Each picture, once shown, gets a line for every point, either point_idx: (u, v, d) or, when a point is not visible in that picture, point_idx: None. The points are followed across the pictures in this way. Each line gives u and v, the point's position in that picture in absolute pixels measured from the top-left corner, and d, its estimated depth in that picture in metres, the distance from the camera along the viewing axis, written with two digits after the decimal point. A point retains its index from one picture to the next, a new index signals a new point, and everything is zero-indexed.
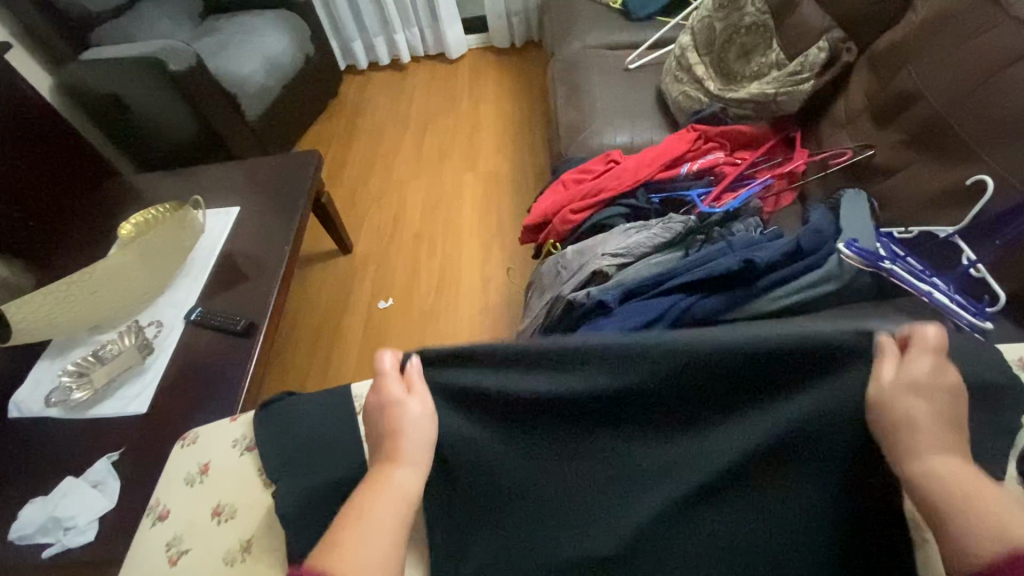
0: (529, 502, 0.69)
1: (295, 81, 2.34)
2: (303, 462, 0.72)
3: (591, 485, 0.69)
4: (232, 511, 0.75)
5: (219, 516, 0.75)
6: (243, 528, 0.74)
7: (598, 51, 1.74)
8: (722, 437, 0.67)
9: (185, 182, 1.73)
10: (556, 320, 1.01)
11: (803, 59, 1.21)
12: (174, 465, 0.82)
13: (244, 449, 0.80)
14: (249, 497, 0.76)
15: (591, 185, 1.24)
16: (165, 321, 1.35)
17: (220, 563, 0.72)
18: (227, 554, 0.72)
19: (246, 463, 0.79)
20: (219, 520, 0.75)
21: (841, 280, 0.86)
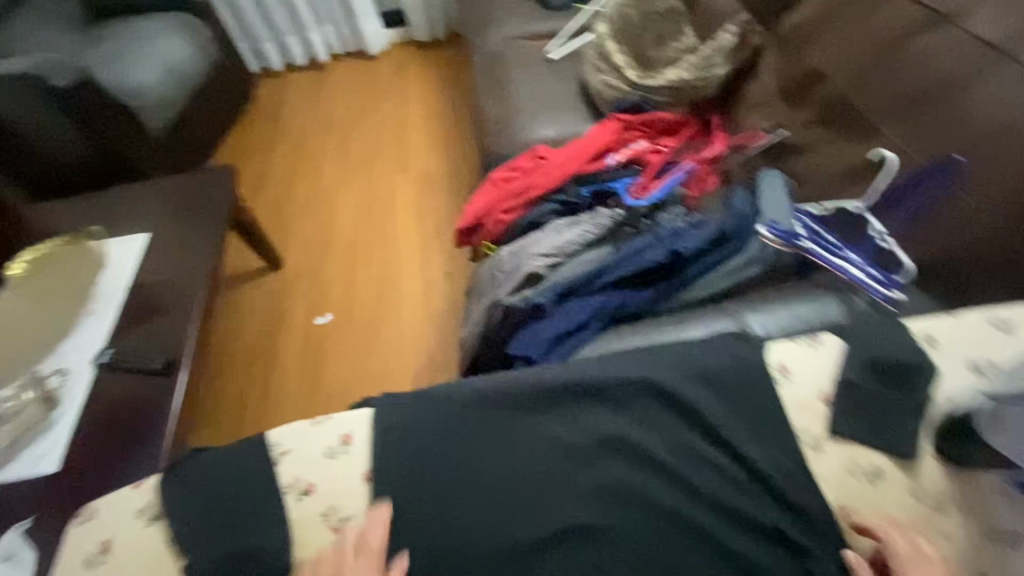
0: (478, 492, 0.67)
1: (202, 89, 2.18)
2: (230, 519, 0.66)
3: (536, 471, 0.67)
4: None
5: None
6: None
7: (518, 42, 1.71)
8: (656, 412, 0.69)
9: (84, 208, 1.57)
10: (495, 326, 0.98)
11: (714, 44, 1.24)
12: (68, 546, 0.68)
13: (151, 517, 0.67)
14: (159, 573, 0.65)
15: (520, 183, 1.22)
16: (72, 367, 1.22)
17: None
18: None
19: (156, 534, 0.67)
20: None
21: (764, 263, 0.91)
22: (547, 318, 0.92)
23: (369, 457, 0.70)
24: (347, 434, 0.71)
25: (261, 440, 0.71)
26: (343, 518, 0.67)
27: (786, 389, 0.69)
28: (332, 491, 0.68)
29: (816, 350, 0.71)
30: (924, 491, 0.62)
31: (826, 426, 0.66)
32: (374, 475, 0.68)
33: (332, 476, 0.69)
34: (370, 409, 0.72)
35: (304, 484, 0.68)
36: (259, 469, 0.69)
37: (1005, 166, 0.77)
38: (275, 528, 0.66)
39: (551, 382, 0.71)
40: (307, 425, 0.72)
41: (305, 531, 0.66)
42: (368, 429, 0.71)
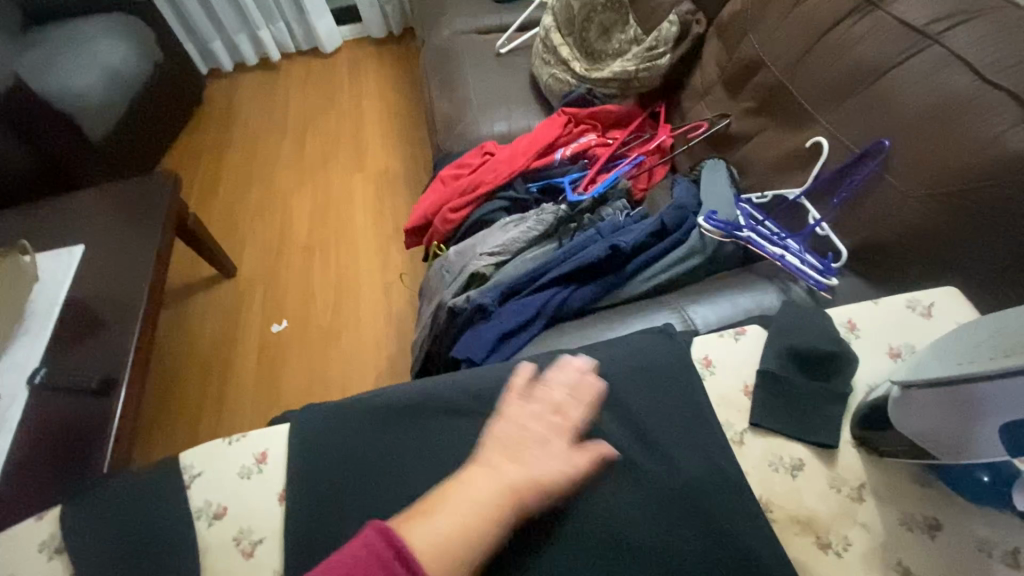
0: (401, 502, 0.63)
1: (146, 91, 2.09)
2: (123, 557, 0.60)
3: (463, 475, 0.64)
4: None
5: None
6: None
7: (469, 37, 1.68)
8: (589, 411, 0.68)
9: (14, 222, 1.50)
10: (442, 328, 0.96)
11: (657, 34, 1.22)
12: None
13: (52, 551, 0.62)
14: None
15: (468, 181, 1.20)
16: (2, 389, 1.16)
17: None
18: None
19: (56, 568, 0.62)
20: None
21: (705, 252, 0.90)
22: (490, 318, 0.91)
23: (285, 475, 0.67)
24: (262, 453, 0.68)
25: (170, 466, 0.68)
26: (255, 540, 0.63)
27: (711, 382, 0.71)
28: (244, 513, 0.65)
29: (738, 343, 0.73)
30: (845, 479, 0.63)
31: (747, 419, 0.67)
32: (288, 494, 0.65)
33: (244, 498, 0.65)
34: (287, 425, 0.71)
35: (215, 506, 0.65)
36: (164, 495, 0.65)
37: (927, 152, 0.79)
38: (180, 555, 0.61)
39: (483, 386, 0.71)
40: (221, 445, 0.70)
41: (213, 556, 0.62)
42: (286, 446, 0.69)
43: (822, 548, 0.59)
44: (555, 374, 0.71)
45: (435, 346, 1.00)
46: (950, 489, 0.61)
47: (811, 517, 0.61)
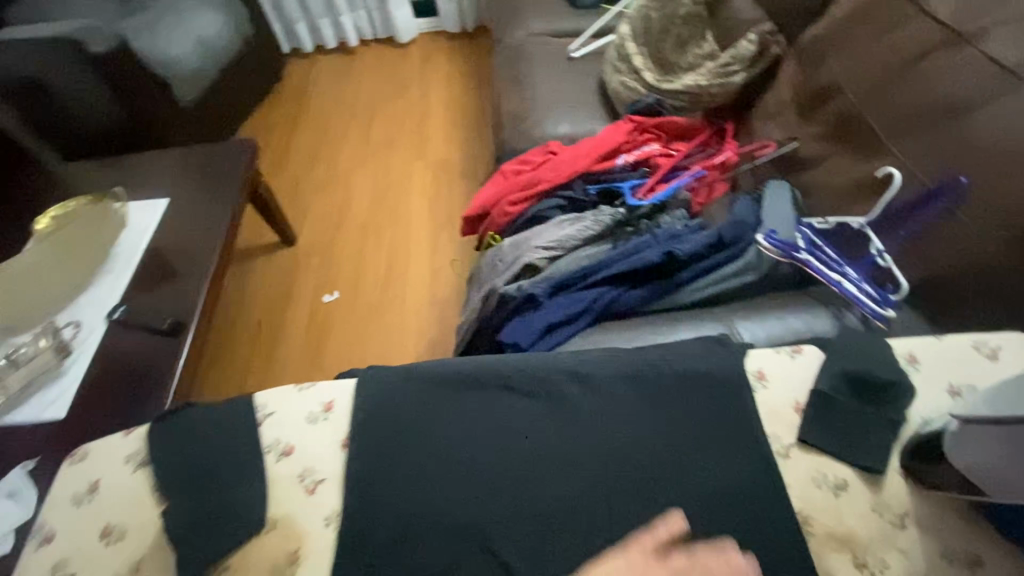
0: (447, 464, 0.68)
1: (233, 64, 2.23)
2: (203, 475, 0.67)
3: (513, 454, 0.68)
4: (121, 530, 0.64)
5: (106, 536, 0.64)
6: (130, 550, 0.64)
7: (543, 39, 1.72)
8: (632, 408, 0.71)
9: (108, 171, 1.63)
10: (490, 314, 1.00)
11: (734, 51, 1.23)
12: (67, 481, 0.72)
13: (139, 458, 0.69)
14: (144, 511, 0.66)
15: (529, 177, 1.23)
16: (85, 321, 1.27)
17: None
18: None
19: (140, 478, 0.68)
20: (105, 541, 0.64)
21: (760, 271, 0.90)
22: (539, 309, 0.94)
23: (350, 423, 0.71)
24: (329, 402, 0.73)
25: (244, 401, 0.74)
26: (318, 480, 0.67)
27: (763, 395, 0.71)
28: (309, 454, 0.70)
29: (794, 361, 0.73)
30: (888, 505, 0.63)
31: (794, 434, 0.68)
32: (351, 441, 0.70)
33: (311, 440, 0.70)
34: (355, 379, 0.75)
35: (284, 444, 0.70)
36: (241, 428, 0.71)
37: (1003, 196, 0.77)
38: (251, 484, 0.67)
39: (534, 368, 0.74)
40: (292, 390, 0.75)
41: (278, 487, 0.67)
42: (351, 399, 0.73)
43: (857, 566, 0.60)
44: (604, 367, 0.74)
45: (481, 330, 1.04)
46: (999, 530, 0.60)
47: (849, 535, 0.62)
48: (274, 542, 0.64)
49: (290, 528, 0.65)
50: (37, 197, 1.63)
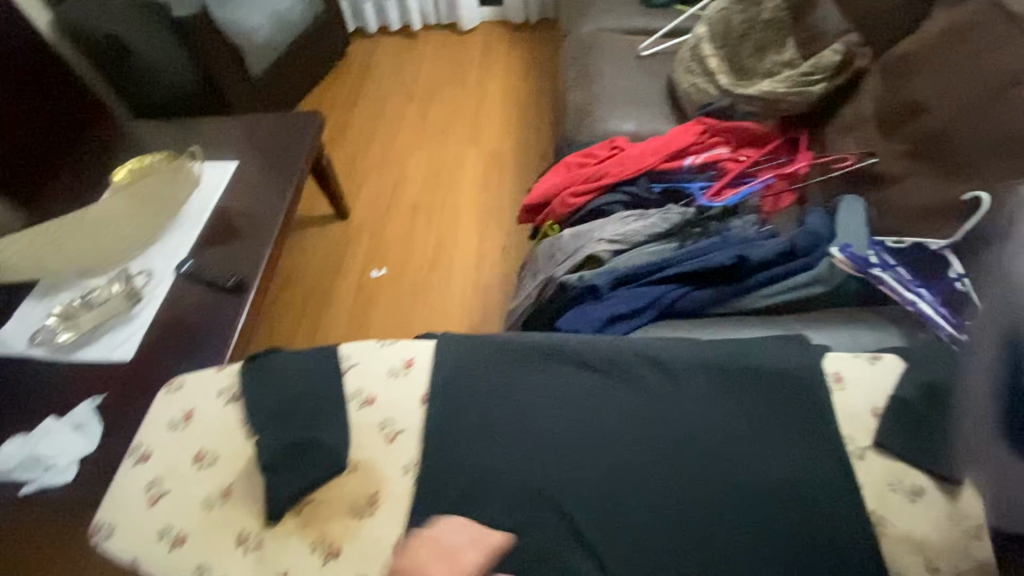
0: (520, 426, 0.78)
1: (302, 38, 2.29)
2: (295, 413, 0.80)
3: (579, 423, 0.77)
4: (213, 457, 0.78)
5: (200, 461, 0.78)
6: (226, 473, 0.76)
7: (612, 35, 1.72)
8: (690, 395, 0.77)
9: (182, 131, 1.70)
10: (547, 301, 1.01)
11: (816, 60, 1.20)
12: (157, 411, 0.84)
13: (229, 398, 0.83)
14: (233, 443, 0.79)
15: (593, 170, 1.23)
16: (156, 270, 1.33)
17: (196, 508, 0.74)
18: (205, 500, 0.74)
19: (231, 412, 0.81)
20: (200, 465, 0.77)
21: (832, 284, 0.89)
22: (600, 300, 0.95)
23: (426, 383, 0.82)
24: (409, 359, 0.85)
25: (333, 352, 0.87)
26: (397, 430, 0.79)
27: (840, 396, 0.76)
28: (388, 406, 0.81)
29: (872, 366, 0.78)
30: (966, 517, 0.66)
31: (870, 437, 0.73)
32: (430, 399, 0.81)
33: (391, 393, 0.82)
34: (434, 342, 0.87)
35: (366, 395, 0.82)
36: (331, 377, 0.84)
37: None
38: (334, 427, 0.79)
39: (601, 349, 0.82)
40: (374, 347, 0.88)
41: (364, 432, 0.79)
42: (428, 357, 0.86)
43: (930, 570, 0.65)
44: (665, 353, 0.81)
45: (535, 316, 1.05)
46: None
47: (923, 541, 0.66)
48: (357, 481, 0.75)
49: (368, 471, 0.76)
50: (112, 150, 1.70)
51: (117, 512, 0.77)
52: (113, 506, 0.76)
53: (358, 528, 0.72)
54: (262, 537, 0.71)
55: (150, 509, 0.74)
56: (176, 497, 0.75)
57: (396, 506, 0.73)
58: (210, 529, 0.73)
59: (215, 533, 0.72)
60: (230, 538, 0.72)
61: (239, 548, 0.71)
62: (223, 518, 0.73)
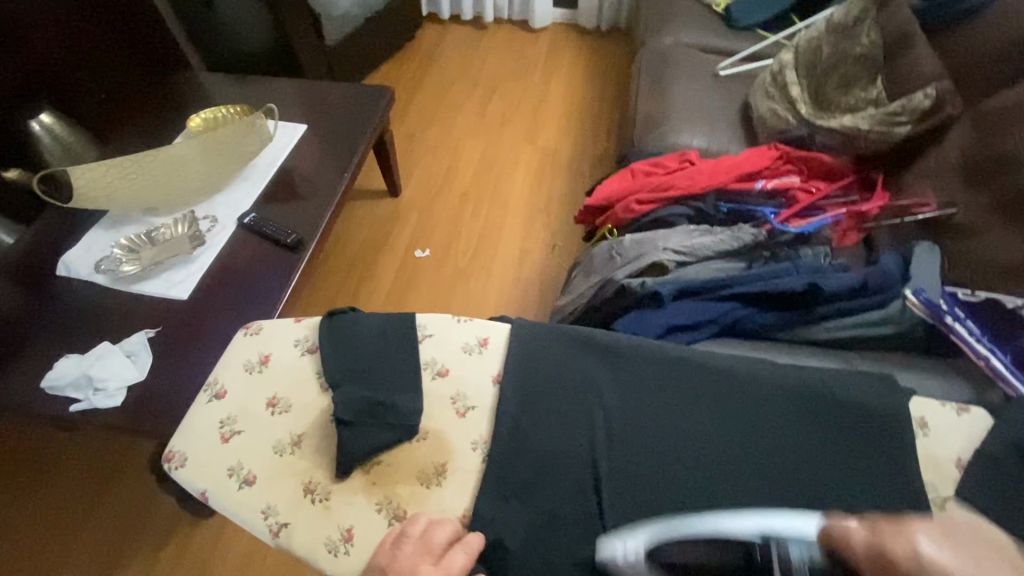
0: (589, 418, 0.81)
1: (378, 15, 2.32)
2: (367, 372, 0.85)
3: (648, 423, 0.80)
4: (286, 405, 0.84)
5: (274, 407, 0.84)
6: (297, 424, 0.83)
7: (691, 51, 1.71)
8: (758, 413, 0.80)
9: (255, 88, 1.74)
10: (603, 302, 1.02)
11: (905, 101, 1.16)
12: (234, 350, 0.90)
13: (306, 349, 0.90)
14: (305, 396, 0.85)
15: (660, 180, 1.22)
16: (219, 218, 1.37)
17: (269, 451, 0.81)
18: (277, 444, 0.80)
19: (308, 362, 0.88)
20: (274, 411, 0.84)
21: (900, 327, 0.90)
22: (661, 309, 0.95)
23: (501, 360, 0.88)
24: (484, 339, 0.90)
25: (410, 320, 0.91)
26: (468, 406, 0.84)
27: (923, 441, 0.78)
28: (461, 380, 0.86)
29: (960, 417, 0.80)
30: None
31: (953, 489, 0.74)
32: (504, 377, 0.85)
33: (465, 365, 0.88)
34: (508, 325, 0.92)
35: (439, 366, 0.88)
36: (408, 339, 0.89)
37: None
38: (409, 395, 0.83)
39: (674, 358, 0.85)
40: (450, 321, 0.92)
41: (436, 400, 0.84)
42: (501, 339, 0.90)
43: None
44: (736, 371, 0.83)
45: (590, 315, 1.05)
46: None
47: None
48: (428, 450, 0.80)
49: (438, 441, 0.81)
50: (187, 96, 1.75)
51: (189, 443, 0.83)
52: (187, 435, 0.82)
53: (425, 497, 0.77)
54: (329, 491, 0.77)
55: (225, 446, 0.81)
56: (250, 439, 0.81)
57: (460, 481, 0.78)
58: (280, 473, 0.79)
59: (284, 478, 0.78)
60: (297, 488, 0.78)
61: (306, 498, 0.77)
62: (292, 465, 0.79)
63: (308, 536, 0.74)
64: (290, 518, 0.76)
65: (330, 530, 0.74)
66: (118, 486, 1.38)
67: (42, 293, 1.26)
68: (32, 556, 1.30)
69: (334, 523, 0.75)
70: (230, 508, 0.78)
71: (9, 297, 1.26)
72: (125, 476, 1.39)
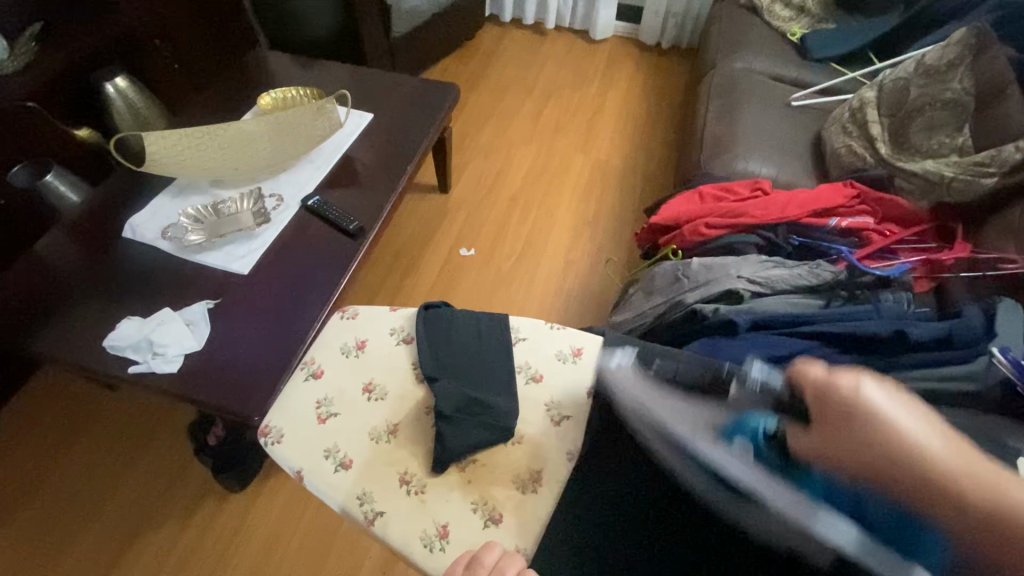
0: None
1: (445, 11, 2.33)
2: (459, 368, 0.92)
3: None
4: (382, 393, 0.92)
5: (371, 393, 0.92)
6: (394, 413, 0.90)
7: (763, 79, 1.69)
8: None
9: (322, 73, 1.75)
10: (674, 322, 1.04)
11: (993, 153, 1.14)
12: (335, 332, 1.00)
13: (401, 339, 0.99)
14: (400, 386, 0.93)
15: (731, 207, 1.21)
16: (285, 197, 1.39)
17: (364, 437, 0.89)
18: (374, 431, 0.89)
19: (402, 352, 0.97)
20: (370, 396, 0.92)
21: (984, 384, 0.87)
22: (736, 338, 0.97)
23: (594, 371, 0.95)
24: (578, 349, 0.98)
25: (507, 321, 0.99)
26: (563, 415, 0.90)
27: None
28: (556, 389, 0.93)
29: None
30: None
31: None
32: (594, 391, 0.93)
33: (559, 372, 0.95)
34: (600, 338, 1.00)
35: (534, 371, 0.95)
36: (505, 342, 0.96)
37: None
38: (501, 399, 0.89)
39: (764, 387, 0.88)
40: (545, 328, 1.00)
41: (533, 410, 0.91)
42: (595, 349, 0.98)
43: None
44: None
45: (657, 333, 1.08)
46: None
47: None
48: (523, 453, 0.87)
49: (533, 445, 0.88)
50: (253, 73, 1.76)
51: (288, 421, 0.91)
52: (290, 411, 0.92)
53: (522, 500, 0.83)
54: (425, 483, 0.84)
55: (322, 426, 0.89)
56: (346, 421, 0.90)
57: (554, 489, 0.84)
58: (377, 459, 0.86)
59: (381, 464, 0.86)
60: (395, 477, 0.85)
61: (401, 487, 0.84)
62: (391, 451, 0.87)
63: (406, 527, 0.81)
64: (385, 507, 0.82)
65: (426, 525, 0.81)
66: (149, 454, 1.39)
67: (108, 252, 1.28)
68: (60, 513, 1.31)
69: (430, 519, 0.81)
70: (326, 489, 0.85)
71: (75, 253, 1.28)
72: (157, 445, 1.40)
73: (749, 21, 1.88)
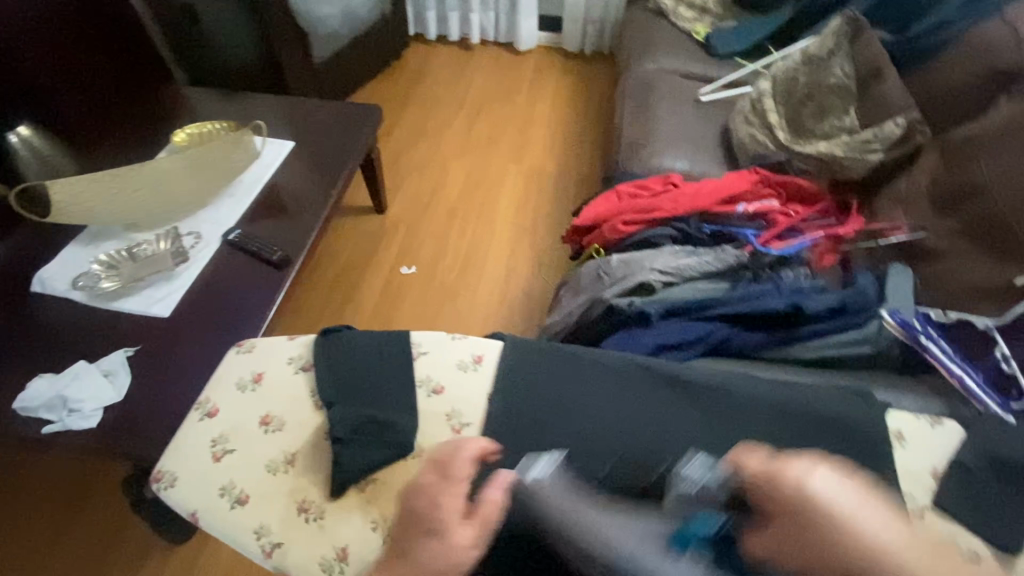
0: (594, 428, 0.87)
1: (365, 34, 2.34)
2: (360, 389, 0.92)
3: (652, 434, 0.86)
4: (280, 424, 0.90)
5: (267, 425, 0.90)
6: (290, 442, 0.89)
7: (674, 77, 1.76)
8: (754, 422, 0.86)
9: (240, 104, 1.72)
10: (593, 320, 1.06)
11: (877, 130, 1.23)
12: (229, 367, 0.96)
13: (299, 367, 0.96)
14: (298, 414, 0.91)
15: (645, 203, 1.25)
16: (204, 235, 1.36)
17: (261, 470, 0.87)
18: (269, 463, 0.87)
19: (300, 380, 0.95)
20: (266, 429, 0.90)
21: (878, 346, 0.96)
22: (650, 328, 1.02)
23: (490, 381, 0.93)
24: (478, 355, 0.96)
25: (406, 338, 0.98)
26: (463, 423, 0.90)
27: (901, 453, 0.84)
28: (454, 398, 0.92)
29: (932, 430, 0.86)
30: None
31: (930, 497, 0.80)
32: (494, 398, 0.91)
33: (456, 382, 0.94)
34: (501, 342, 0.98)
35: (434, 384, 0.93)
36: (403, 357, 0.96)
37: None
38: (407, 414, 0.90)
39: (672, 373, 0.91)
40: (446, 340, 0.98)
41: (433, 425, 0.90)
42: (496, 355, 0.97)
43: None
44: (733, 387, 0.90)
45: (577, 335, 1.10)
46: None
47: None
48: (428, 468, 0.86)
49: None
50: (167, 110, 1.72)
51: (180, 463, 0.89)
52: (184, 454, 0.89)
53: None
54: (324, 510, 0.84)
55: (218, 465, 0.87)
56: (242, 457, 0.87)
57: None
58: (274, 492, 0.85)
59: (280, 497, 0.85)
60: (294, 507, 0.84)
61: (301, 517, 0.83)
62: (289, 481, 0.86)
63: (304, 556, 0.81)
64: (283, 537, 0.82)
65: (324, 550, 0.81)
66: (85, 516, 1.32)
67: (16, 310, 1.22)
68: None
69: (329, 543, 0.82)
70: (222, 528, 0.83)
71: None
72: (92, 505, 1.33)
73: (657, 24, 1.97)
